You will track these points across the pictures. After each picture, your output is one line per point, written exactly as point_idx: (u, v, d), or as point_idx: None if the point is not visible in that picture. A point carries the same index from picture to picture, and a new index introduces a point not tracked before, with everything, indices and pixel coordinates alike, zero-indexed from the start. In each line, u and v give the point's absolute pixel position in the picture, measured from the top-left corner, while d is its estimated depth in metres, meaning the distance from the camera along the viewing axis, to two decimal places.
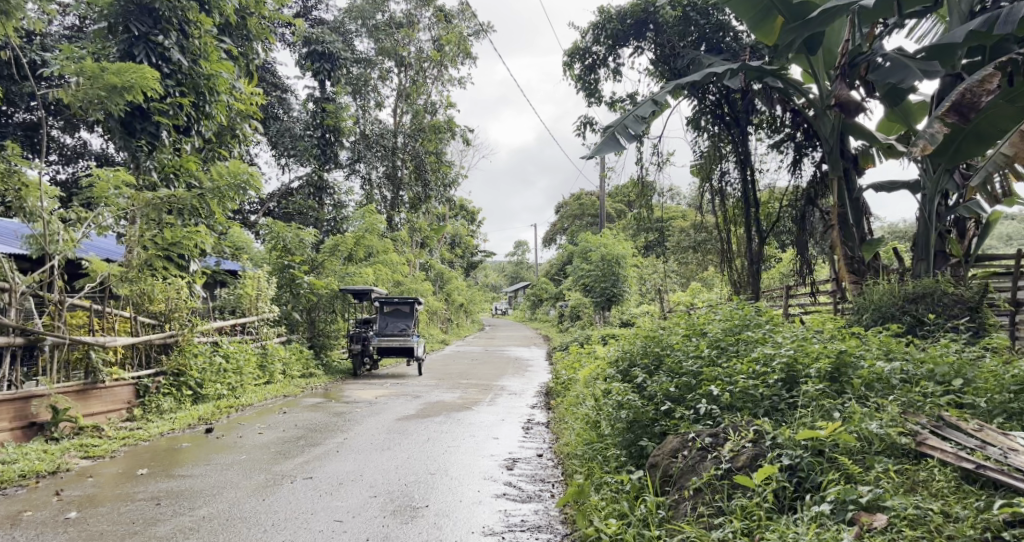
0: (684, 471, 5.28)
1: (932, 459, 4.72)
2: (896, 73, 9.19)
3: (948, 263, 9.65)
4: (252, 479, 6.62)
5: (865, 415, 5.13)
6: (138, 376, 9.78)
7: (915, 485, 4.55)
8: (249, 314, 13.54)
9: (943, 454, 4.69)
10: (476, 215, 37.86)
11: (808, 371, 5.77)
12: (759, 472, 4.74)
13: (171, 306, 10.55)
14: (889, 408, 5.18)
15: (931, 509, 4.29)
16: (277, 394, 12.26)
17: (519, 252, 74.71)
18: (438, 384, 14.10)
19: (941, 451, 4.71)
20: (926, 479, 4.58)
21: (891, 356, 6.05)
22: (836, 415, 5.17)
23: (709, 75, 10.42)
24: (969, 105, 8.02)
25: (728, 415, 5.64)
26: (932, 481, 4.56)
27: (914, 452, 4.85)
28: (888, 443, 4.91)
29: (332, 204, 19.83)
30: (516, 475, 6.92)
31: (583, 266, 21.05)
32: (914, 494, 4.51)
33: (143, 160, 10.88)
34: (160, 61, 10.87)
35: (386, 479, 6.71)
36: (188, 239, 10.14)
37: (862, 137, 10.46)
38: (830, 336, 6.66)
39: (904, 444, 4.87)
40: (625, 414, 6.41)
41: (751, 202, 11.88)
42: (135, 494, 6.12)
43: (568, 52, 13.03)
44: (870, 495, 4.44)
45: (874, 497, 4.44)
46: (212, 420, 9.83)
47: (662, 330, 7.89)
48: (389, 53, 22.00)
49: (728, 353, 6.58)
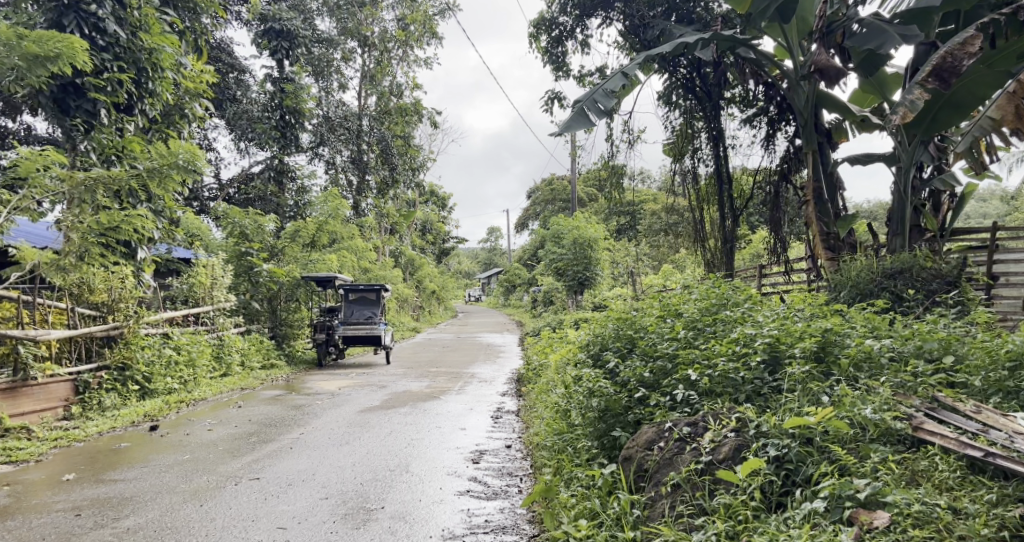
0: (660, 466, 4.83)
1: (932, 446, 4.35)
2: (873, 38, 8.74)
3: (923, 238, 9.18)
4: (192, 482, 6.07)
5: (857, 399, 4.71)
6: (77, 371, 9.18)
7: (916, 478, 4.17)
8: (203, 304, 12.90)
9: (943, 440, 4.33)
10: (446, 201, 37.23)
11: (792, 352, 5.33)
12: (743, 466, 4.32)
13: (114, 297, 9.95)
14: (881, 390, 4.77)
15: (938, 504, 3.92)
16: (234, 386, 11.64)
17: (492, 239, 73.95)
18: (406, 373, 13.53)
19: (942, 437, 4.34)
20: (928, 469, 4.20)
21: (878, 333, 5.63)
22: (826, 400, 4.75)
23: (680, 45, 9.92)
24: (950, 70, 7.47)
25: (707, 402, 5.22)
26: (933, 471, 4.19)
27: (911, 438, 4.47)
28: (882, 429, 4.50)
29: (294, 189, 19.13)
30: (481, 469, 6.44)
31: (554, 250, 20.57)
32: (915, 487, 4.13)
33: (79, 141, 10.26)
34: (94, 33, 10.21)
35: (340, 478, 6.20)
36: (127, 223, 9.53)
37: (834, 110, 10.06)
38: (812, 314, 6.25)
39: (900, 430, 4.49)
40: (596, 402, 5.95)
41: (724, 179, 11.42)
42: (54, 504, 5.54)
43: (534, 23, 12.47)
44: (869, 490, 4.01)
45: (873, 492, 4.02)
46: (159, 416, 9.22)
47: (635, 312, 7.46)
48: (352, 33, 21.22)
49: (706, 334, 6.15)
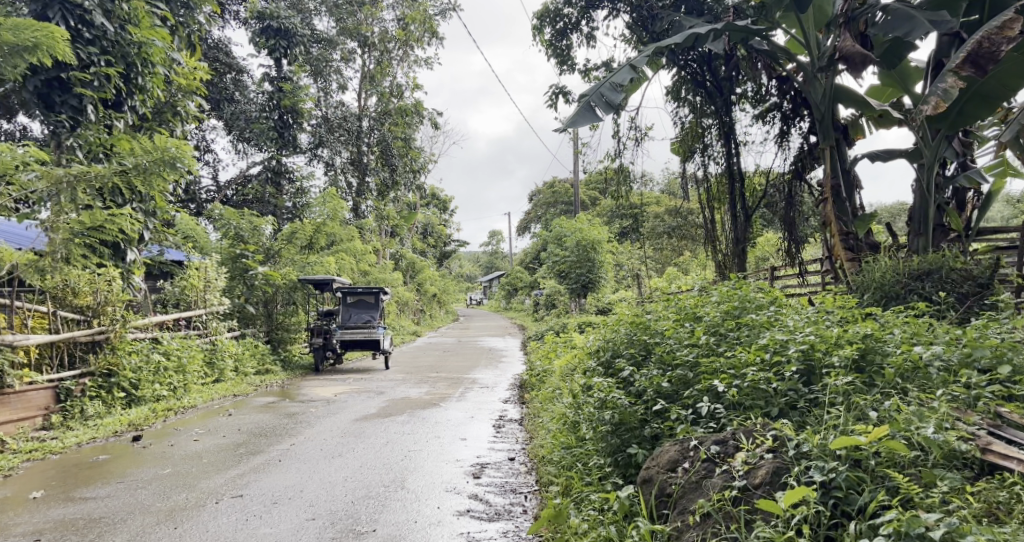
0: (686, 491, 4.38)
1: (1010, 473, 3.93)
2: (900, 26, 8.16)
3: (947, 239, 8.55)
4: (169, 500, 5.61)
5: (913, 415, 4.23)
6: (58, 378, 8.78)
7: (996, 512, 3.74)
8: (196, 307, 12.47)
9: (1022, 466, 3.92)
10: (447, 204, 36.74)
11: (830, 361, 4.85)
12: (785, 494, 3.87)
13: (100, 300, 9.53)
14: (936, 405, 4.30)
15: None
16: (226, 393, 11.14)
17: (494, 242, 73.44)
18: (405, 379, 13.05)
19: (1020, 462, 3.94)
20: (1008, 501, 3.77)
21: (921, 338, 5.11)
22: (876, 417, 4.27)
23: (691, 36, 9.41)
24: (988, 56, 7.01)
25: (734, 417, 4.78)
26: (1015, 504, 3.75)
27: (982, 463, 4.05)
28: (946, 451, 4.05)
29: (293, 190, 18.63)
30: (484, 485, 5.97)
31: (557, 253, 20.11)
32: (999, 525, 3.68)
33: (65, 138, 9.87)
34: (80, 25, 9.85)
35: (330, 495, 5.72)
36: (111, 222, 9.10)
37: (850, 105, 9.50)
38: (844, 318, 5.75)
39: (966, 453, 4.04)
40: (609, 415, 5.49)
41: (736, 178, 10.90)
42: (15, 527, 5.11)
43: (538, 15, 12.00)
44: (942, 528, 3.55)
45: (947, 530, 3.56)
46: (145, 425, 8.76)
47: (648, 315, 6.99)
48: (351, 33, 20.71)
49: (728, 340, 5.69)
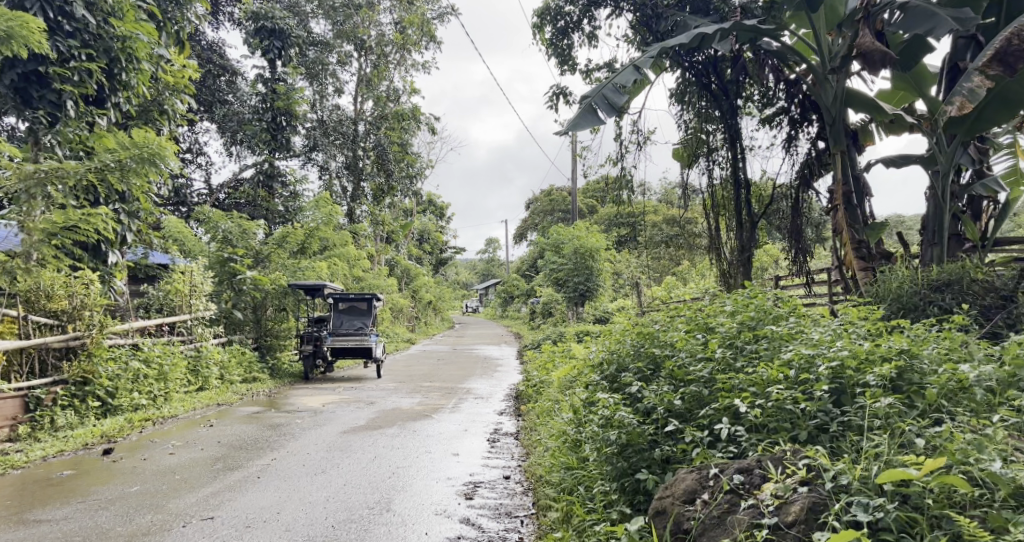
0: (707, 526, 3.95)
1: None
2: (925, 22, 7.73)
3: (962, 249, 8.11)
4: (132, 523, 5.18)
5: (969, 445, 3.80)
6: (28, 386, 8.30)
7: None
8: (180, 313, 11.97)
9: None
10: (445, 210, 36.19)
11: (866, 379, 4.42)
12: (829, 537, 3.43)
13: (76, 304, 9.06)
14: (993, 432, 3.88)
15: None
16: (209, 402, 10.65)
17: (490, 250, 72.94)
18: (397, 389, 12.53)
19: None
20: None
21: (961, 355, 4.67)
22: (924, 447, 3.84)
23: (698, 36, 8.97)
24: (1015, 54, 6.63)
25: (756, 441, 4.38)
26: None
27: None
28: (1013, 488, 3.58)
29: (287, 194, 18.07)
30: (477, 507, 5.51)
31: (554, 260, 19.62)
32: None
33: (43, 135, 9.37)
34: (59, 17, 9.34)
35: (312, 518, 5.28)
36: (86, 222, 8.60)
37: (862, 108, 9.09)
38: (871, 331, 5.31)
39: None
40: (614, 436, 5.05)
41: (742, 184, 10.46)
42: None
43: (538, 12, 11.58)
44: None
45: None
46: (118, 437, 8.26)
47: (656, 326, 6.52)
48: (348, 36, 20.10)
49: (745, 354, 5.25)
